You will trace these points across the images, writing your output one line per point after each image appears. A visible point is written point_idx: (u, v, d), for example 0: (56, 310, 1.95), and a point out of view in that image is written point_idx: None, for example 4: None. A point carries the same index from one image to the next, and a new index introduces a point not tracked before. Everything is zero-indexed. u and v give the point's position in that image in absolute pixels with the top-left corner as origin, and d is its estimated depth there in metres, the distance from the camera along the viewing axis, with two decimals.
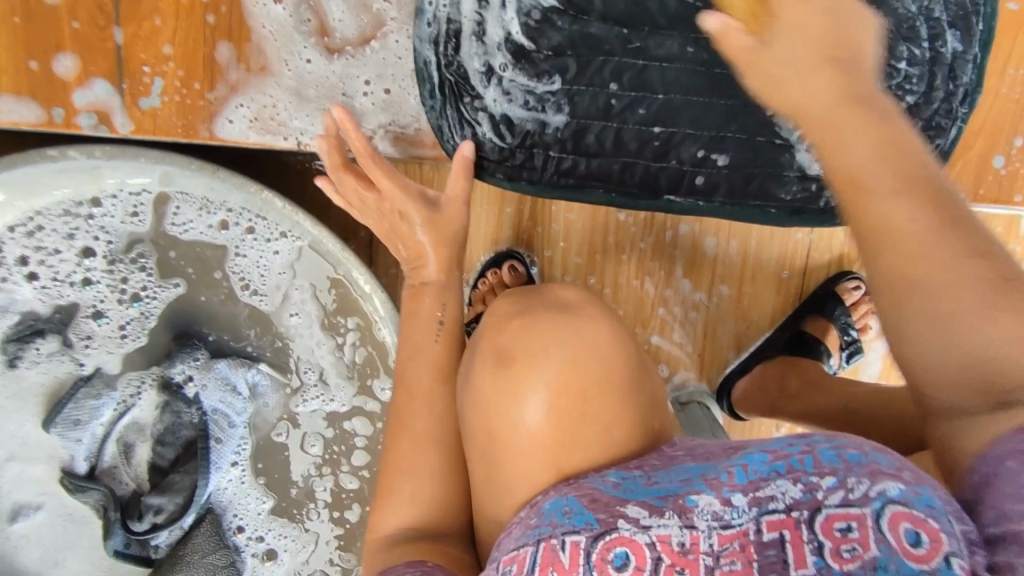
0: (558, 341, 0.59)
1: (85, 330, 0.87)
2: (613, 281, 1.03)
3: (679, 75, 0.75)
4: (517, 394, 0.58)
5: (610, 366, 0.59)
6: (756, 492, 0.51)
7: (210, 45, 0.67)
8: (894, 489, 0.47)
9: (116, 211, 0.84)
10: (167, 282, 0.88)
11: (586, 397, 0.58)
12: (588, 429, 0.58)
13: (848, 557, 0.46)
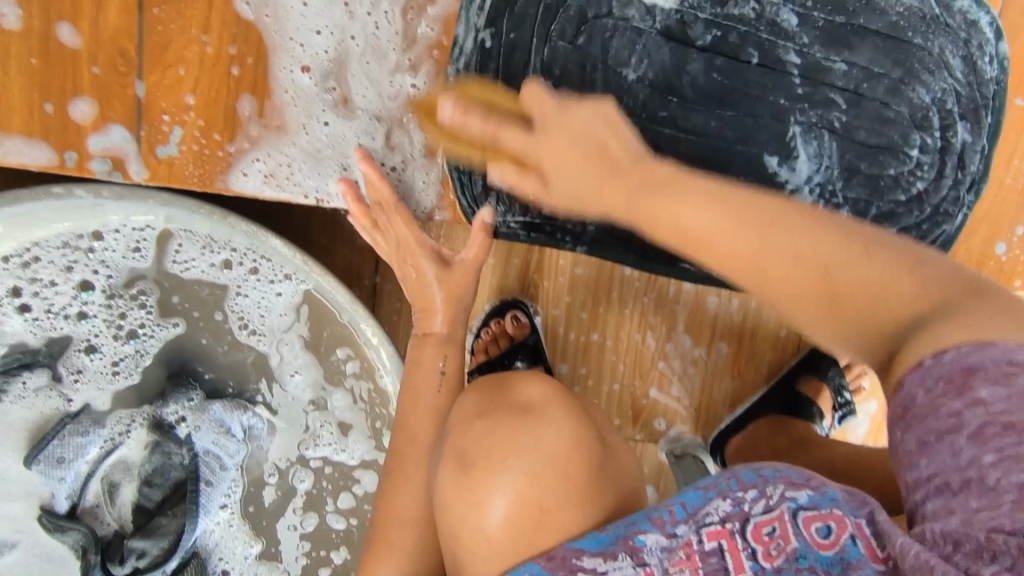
0: (558, 423, 0.61)
1: (76, 364, 0.84)
2: (614, 331, 1.05)
3: (703, 149, 0.75)
4: (476, 499, 0.58)
5: (569, 474, 0.59)
6: (694, 516, 0.57)
7: (232, 96, 0.65)
8: (804, 495, 0.55)
9: (118, 246, 0.81)
10: (166, 321, 0.86)
11: (562, 479, 0.58)
12: (560, 514, 0.58)
13: (776, 552, 0.52)
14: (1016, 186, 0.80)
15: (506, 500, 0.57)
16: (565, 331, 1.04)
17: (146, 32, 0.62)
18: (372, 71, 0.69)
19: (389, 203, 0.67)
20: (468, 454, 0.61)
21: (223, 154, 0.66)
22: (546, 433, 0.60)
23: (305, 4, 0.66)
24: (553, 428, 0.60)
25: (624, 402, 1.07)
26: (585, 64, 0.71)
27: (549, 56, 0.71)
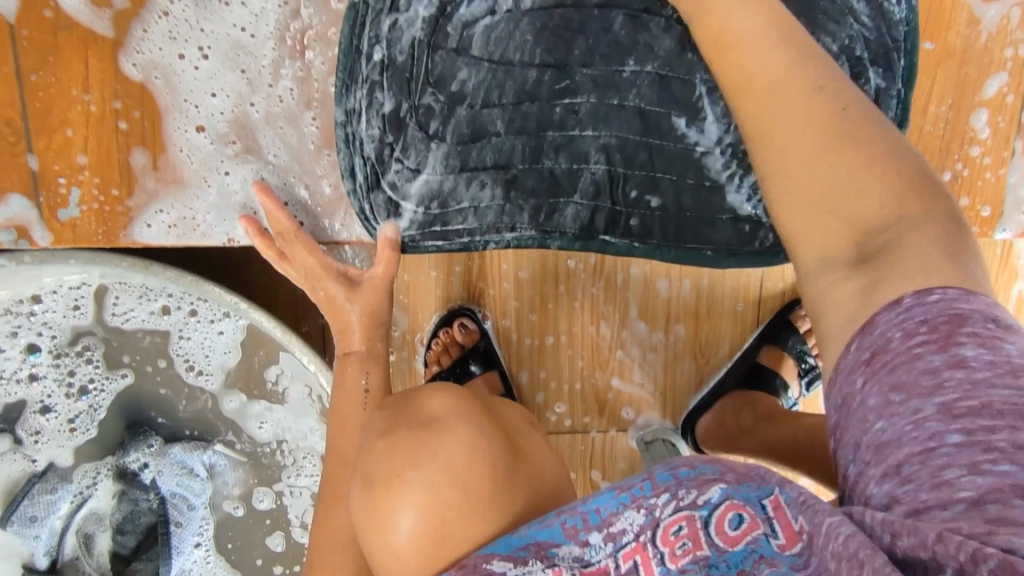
0: (462, 432, 0.61)
1: (33, 425, 0.86)
2: (567, 326, 1.04)
3: (610, 112, 0.73)
4: (387, 511, 0.59)
5: (473, 475, 0.60)
6: (609, 527, 0.57)
7: (124, 151, 0.67)
8: (717, 492, 0.55)
9: (57, 305, 0.83)
10: (115, 373, 0.88)
11: (465, 487, 0.59)
12: (466, 521, 0.59)
13: (681, 553, 0.53)
14: (936, 133, 0.78)
15: (414, 515, 0.58)
16: (518, 331, 1.04)
17: (29, 100, 0.64)
18: (288, 135, 0.71)
19: (290, 232, 0.69)
20: (373, 474, 0.62)
21: (125, 208, 0.67)
22: (451, 445, 0.60)
23: (197, 67, 0.67)
24: (454, 437, 0.60)
25: (587, 395, 1.07)
26: (469, 64, 0.70)
27: (431, 66, 0.70)
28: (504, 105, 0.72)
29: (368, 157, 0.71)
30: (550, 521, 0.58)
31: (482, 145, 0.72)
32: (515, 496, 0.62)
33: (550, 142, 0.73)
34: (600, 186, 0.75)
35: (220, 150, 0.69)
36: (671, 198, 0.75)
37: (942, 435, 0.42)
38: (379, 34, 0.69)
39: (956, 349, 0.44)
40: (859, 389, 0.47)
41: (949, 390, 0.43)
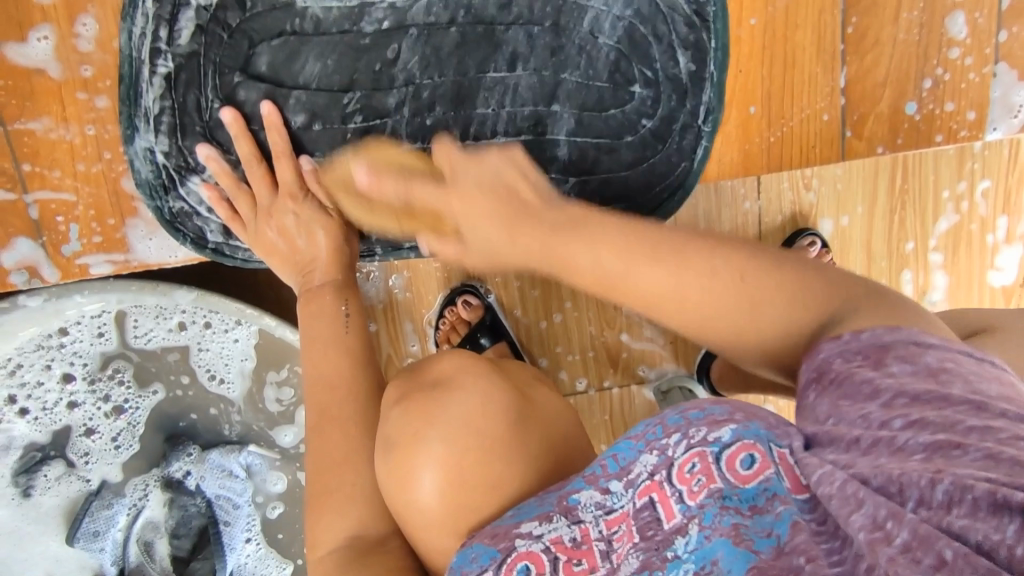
0: (471, 384, 0.60)
1: (82, 448, 0.93)
2: (569, 290, 1.06)
3: (476, 38, 0.69)
4: (410, 472, 0.57)
5: (486, 424, 0.58)
6: (627, 474, 0.55)
7: (113, 181, 0.69)
8: (728, 432, 0.52)
9: (84, 335, 0.88)
10: (146, 390, 0.93)
11: (479, 438, 0.58)
12: (484, 473, 0.57)
13: (698, 489, 0.50)
14: (911, 40, 0.75)
15: (437, 473, 0.57)
16: (522, 303, 1.06)
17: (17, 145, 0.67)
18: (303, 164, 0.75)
19: (268, 200, 0.68)
20: (387, 452, 0.59)
21: (125, 236, 0.71)
22: (461, 401, 0.59)
23: None
24: (467, 391, 0.59)
25: (599, 352, 1.09)
26: (406, 36, 0.68)
27: (294, 29, 0.67)
28: (366, 54, 0.68)
29: (259, 139, 0.69)
30: (572, 479, 0.57)
31: (354, 96, 0.69)
32: (526, 448, 0.59)
33: (426, 82, 0.69)
34: (494, 113, 0.71)
35: (208, 178, 0.70)
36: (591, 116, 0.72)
37: (897, 396, 0.43)
38: (299, 26, 0.67)
39: (889, 365, 0.45)
40: (811, 400, 0.47)
41: (905, 363, 0.44)
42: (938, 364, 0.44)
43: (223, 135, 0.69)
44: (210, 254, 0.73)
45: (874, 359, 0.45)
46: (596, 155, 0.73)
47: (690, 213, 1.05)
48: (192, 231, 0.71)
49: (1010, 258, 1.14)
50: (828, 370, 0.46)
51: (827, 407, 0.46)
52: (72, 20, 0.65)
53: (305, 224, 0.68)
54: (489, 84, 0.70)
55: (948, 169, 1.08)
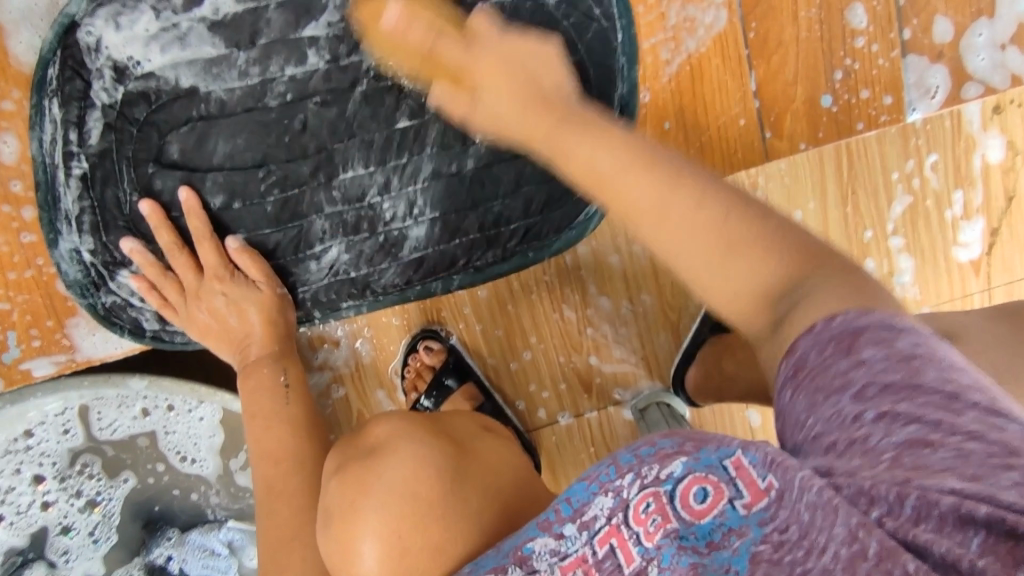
0: (402, 449, 0.58)
1: (60, 546, 0.93)
2: (531, 324, 1.05)
3: (378, 95, 0.69)
4: (348, 542, 0.55)
5: (421, 484, 0.56)
6: (581, 516, 0.52)
7: (47, 285, 0.69)
8: (679, 466, 0.50)
9: (49, 434, 0.88)
10: (117, 480, 0.93)
11: (416, 502, 0.55)
12: (427, 535, 0.54)
13: (654, 529, 0.48)
14: (814, 35, 0.75)
15: (376, 544, 0.54)
16: (486, 345, 1.05)
17: None
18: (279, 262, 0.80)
19: (195, 284, 0.69)
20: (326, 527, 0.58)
21: (67, 336, 0.71)
22: (395, 465, 0.57)
23: None
24: (398, 457, 0.57)
25: (569, 377, 1.08)
26: (310, 105, 0.69)
27: (201, 114, 0.68)
28: (274, 129, 0.69)
29: (184, 228, 0.70)
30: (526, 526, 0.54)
31: (270, 172, 0.70)
32: (466, 503, 0.56)
33: (338, 146, 0.70)
34: (408, 165, 0.71)
35: (137, 270, 0.71)
36: (505, 148, 0.72)
37: (868, 385, 0.42)
38: (204, 110, 0.68)
39: (860, 352, 0.43)
40: (788, 400, 0.45)
41: (876, 349, 0.43)
42: (911, 351, 0.42)
43: (144, 227, 0.70)
44: (146, 341, 0.74)
45: (847, 346, 0.43)
46: (521, 191, 0.73)
47: None
48: (126, 322, 0.72)
49: (972, 232, 1.13)
50: (804, 365, 0.44)
51: (814, 395, 0.44)
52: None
53: (234, 302, 0.69)
54: (397, 137, 0.70)
55: (893, 148, 1.08)
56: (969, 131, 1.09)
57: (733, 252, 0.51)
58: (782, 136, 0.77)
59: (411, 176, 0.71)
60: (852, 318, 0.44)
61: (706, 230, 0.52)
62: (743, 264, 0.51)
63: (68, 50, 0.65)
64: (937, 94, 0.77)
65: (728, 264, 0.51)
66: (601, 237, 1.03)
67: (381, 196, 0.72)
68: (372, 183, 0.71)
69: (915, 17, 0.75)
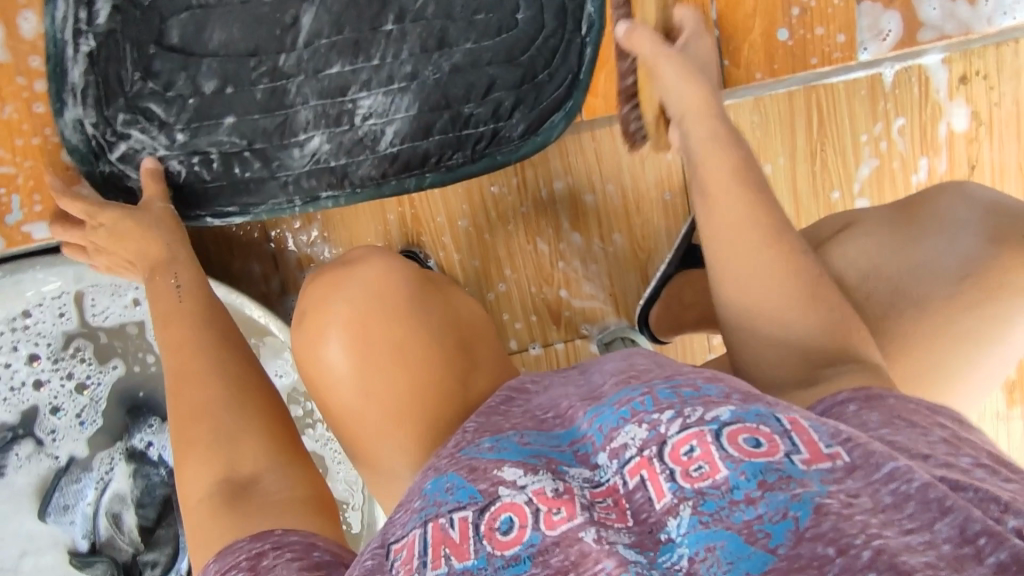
0: (375, 261, 0.67)
1: (49, 425, 0.98)
2: (506, 254, 1.10)
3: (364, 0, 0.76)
4: (318, 337, 0.63)
5: (384, 294, 0.64)
6: (612, 444, 0.54)
7: (58, 152, 0.76)
8: (726, 412, 0.51)
9: (46, 316, 0.94)
10: (106, 366, 0.99)
11: (380, 303, 0.64)
12: (388, 331, 0.63)
13: (697, 475, 0.48)
14: None
15: (343, 334, 0.63)
16: (462, 273, 1.11)
17: None
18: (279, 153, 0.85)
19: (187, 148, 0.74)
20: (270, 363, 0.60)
21: (70, 203, 0.77)
22: (367, 272, 0.66)
23: None
24: (372, 266, 0.67)
25: (540, 307, 1.13)
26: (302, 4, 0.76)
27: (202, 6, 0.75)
28: (268, 26, 0.76)
29: (184, 109, 0.77)
30: (562, 450, 0.58)
31: (262, 66, 0.76)
32: (427, 319, 0.65)
33: (324, 43, 0.77)
34: (386, 66, 0.77)
35: (133, 142, 0.77)
36: (478, 57, 0.79)
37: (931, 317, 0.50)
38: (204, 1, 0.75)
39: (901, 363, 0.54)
40: (853, 411, 0.56)
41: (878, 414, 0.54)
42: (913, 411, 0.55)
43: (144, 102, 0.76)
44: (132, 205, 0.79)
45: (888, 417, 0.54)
46: (491, 96, 0.80)
47: (617, 167, 1.09)
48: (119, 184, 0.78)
49: None
50: (879, 399, 0.56)
51: (878, 420, 0.54)
52: (16, 18, 0.73)
53: None
54: (378, 39, 0.77)
55: (862, 111, 1.13)
56: (936, 99, 1.14)
57: (785, 297, 0.65)
58: (738, 65, 0.82)
59: (390, 75, 0.78)
60: (861, 398, 0.56)
61: (781, 292, 0.65)
62: (781, 334, 0.65)
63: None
64: (889, 37, 0.82)
65: (782, 334, 0.65)
66: (577, 174, 1.09)
67: (362, 93, 0.78)
68: (355, 79, 0.78)
69: None
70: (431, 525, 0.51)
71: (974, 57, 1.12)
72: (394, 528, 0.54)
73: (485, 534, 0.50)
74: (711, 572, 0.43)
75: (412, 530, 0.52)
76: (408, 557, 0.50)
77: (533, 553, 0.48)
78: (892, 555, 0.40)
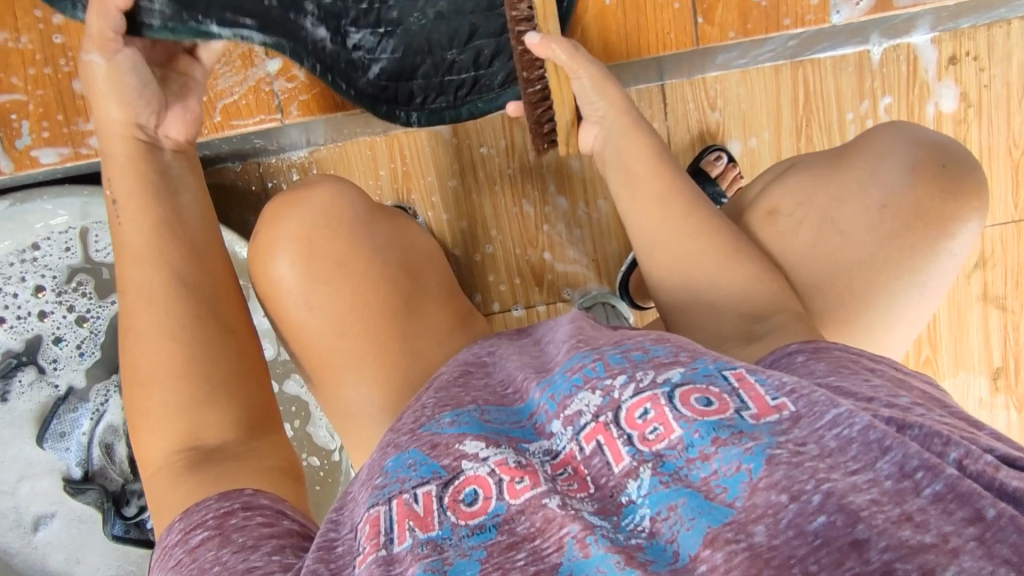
0: (326, 184, 0.72)
1: (51, 355, 1.04)
2: (492, 215, 1.13)
3: None
4: (269, 252, 0.67)
5: (334, 211, 0.69)
6: (565, 411, 0.53)
7: (68, 82, 0.81)
8: (677, 374, 0.51)
9: (53, 250, 1.00)
10: (105, 301, 1.04)
11: (328, 220, 0.68)
12: (335, 245, 0.67)
13: (654, 438, 0.49)
14: None
15: (291, 247, 0.67)
16: (450, 233, 1.14)
17: None
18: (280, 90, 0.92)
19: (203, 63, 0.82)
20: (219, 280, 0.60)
21: (77, 130, 0.82)
22: (318, 193, 0.70)
23: None
24: (322, 189, 0.71)
25: (523, 269, 1.16)
26: None
27: None
28: None
29: None
30: (522, 425, 0.56)
31: None
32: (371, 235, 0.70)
33: None
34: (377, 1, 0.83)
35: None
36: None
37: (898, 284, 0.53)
38: None
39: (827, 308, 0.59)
40: (801, 361, 0.59)
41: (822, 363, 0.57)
42: (861, 362, 0.58)
43: None
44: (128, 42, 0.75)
45: (834, 368, 0.56)
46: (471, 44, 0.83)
47: None
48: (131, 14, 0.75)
49: None
50: (825, 351, 0.59)
51: (824, 369, 0.57)
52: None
53: None
54: None
55: (849, 89, 1.15)
56: (924, 79, 1.15)
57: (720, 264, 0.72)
58: (711, 22, 0.84)
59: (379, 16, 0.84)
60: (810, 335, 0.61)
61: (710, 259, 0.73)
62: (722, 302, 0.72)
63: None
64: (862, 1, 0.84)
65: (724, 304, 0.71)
66: None
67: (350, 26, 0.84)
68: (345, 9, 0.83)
69: None
70: (396, 501, 0.51)
71: (964, 37, 1.13)
72: (364, 495, 0.54)
73: (450, 506, 0.50)
74: (674, 530, 0.44)
75: (377, 507, 0.51)
76: (374, 532, 0.50)
77: (499, 522, 0.48)
78: (841, 496, 0.43)
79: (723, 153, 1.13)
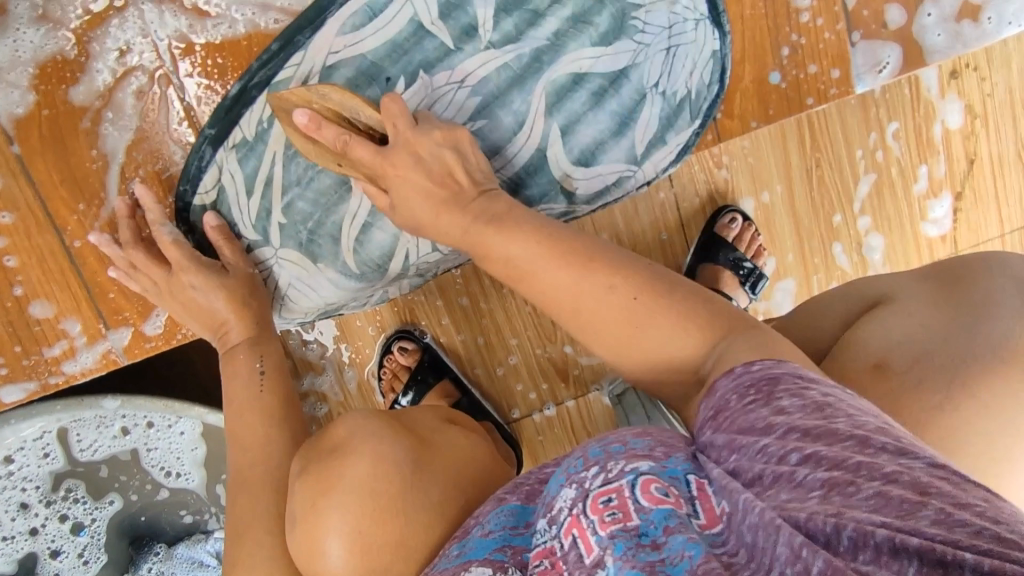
0: (361, 449, 0.58)
1: (51, 569, 0.94)
2: (505, 318, 1.05)
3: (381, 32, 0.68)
4: (317, 542, 0.56)
5: (380, 476, 0.57)
6: (551, 511, 0.49)
7: (25, 309, 0.71)
8: (645, 463, 0.47)
9: (29, 459, 0.87)
10: (102, 501, 0.94)
11: (379, 500, 0.56)
12: (387, 530, 0.56)
13: (610, 521, 0.44)
14: (759, 13, 0.74)
15: (342, 542, 0.55)
16: (465, 351, 1.06)
17: None
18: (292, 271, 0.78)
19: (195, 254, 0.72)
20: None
21: (43, 358, 0.73)
22: (354, 463, 0.57)
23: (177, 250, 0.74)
24: (357, 455, 0.58)
25: (547, 370, 1.08)
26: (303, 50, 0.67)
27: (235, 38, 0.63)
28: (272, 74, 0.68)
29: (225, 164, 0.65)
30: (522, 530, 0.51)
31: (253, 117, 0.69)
32: (430, 494, 0.58)
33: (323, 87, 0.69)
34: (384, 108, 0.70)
35: None
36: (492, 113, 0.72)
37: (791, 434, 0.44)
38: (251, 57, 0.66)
39: None
40: (824, 380, 0.45)
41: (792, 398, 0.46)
42: (823, 399, 0.46)
43: None
44: None
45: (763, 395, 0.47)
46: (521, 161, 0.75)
47: (608, 216, 1.03)
48: None
49: (941, 208, 1.13)
50: None
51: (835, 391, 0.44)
52: None
53: (209, 286, 0.71)
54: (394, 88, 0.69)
55: (855, 122, 1.08)
56: (928, 98, 1.08)
57: None
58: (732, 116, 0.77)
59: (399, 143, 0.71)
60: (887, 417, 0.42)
61: None
62: None
63: (42, 68, 0.67)
64: (886, 68, 0.77)
65: None
66: None
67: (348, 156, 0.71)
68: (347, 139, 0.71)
69: (865, 8, 0.75)
70: None
71: None
72: None
73: None
74: None
75: None
76: None
77: None
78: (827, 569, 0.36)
79: (738, 214, 1.05)
